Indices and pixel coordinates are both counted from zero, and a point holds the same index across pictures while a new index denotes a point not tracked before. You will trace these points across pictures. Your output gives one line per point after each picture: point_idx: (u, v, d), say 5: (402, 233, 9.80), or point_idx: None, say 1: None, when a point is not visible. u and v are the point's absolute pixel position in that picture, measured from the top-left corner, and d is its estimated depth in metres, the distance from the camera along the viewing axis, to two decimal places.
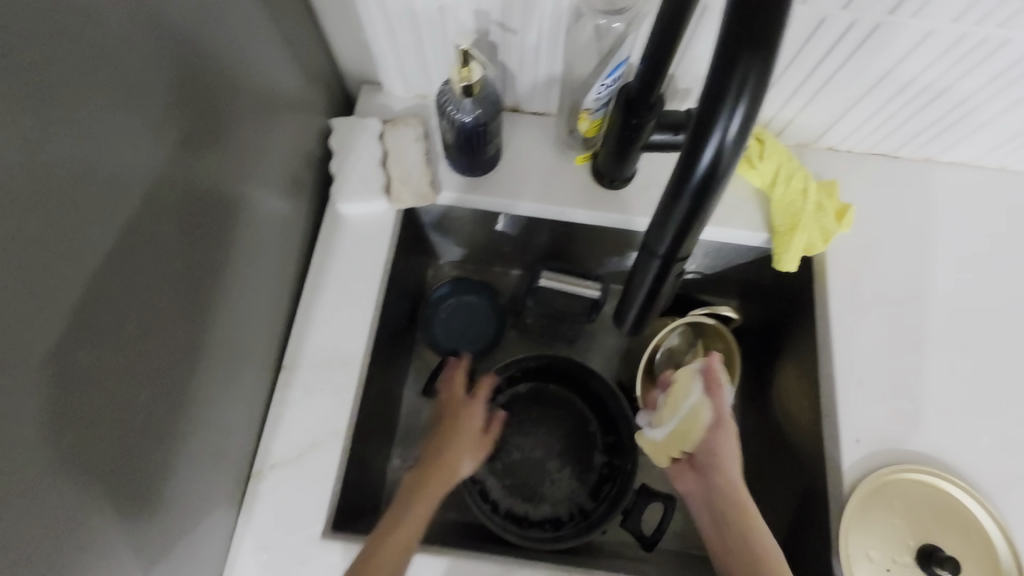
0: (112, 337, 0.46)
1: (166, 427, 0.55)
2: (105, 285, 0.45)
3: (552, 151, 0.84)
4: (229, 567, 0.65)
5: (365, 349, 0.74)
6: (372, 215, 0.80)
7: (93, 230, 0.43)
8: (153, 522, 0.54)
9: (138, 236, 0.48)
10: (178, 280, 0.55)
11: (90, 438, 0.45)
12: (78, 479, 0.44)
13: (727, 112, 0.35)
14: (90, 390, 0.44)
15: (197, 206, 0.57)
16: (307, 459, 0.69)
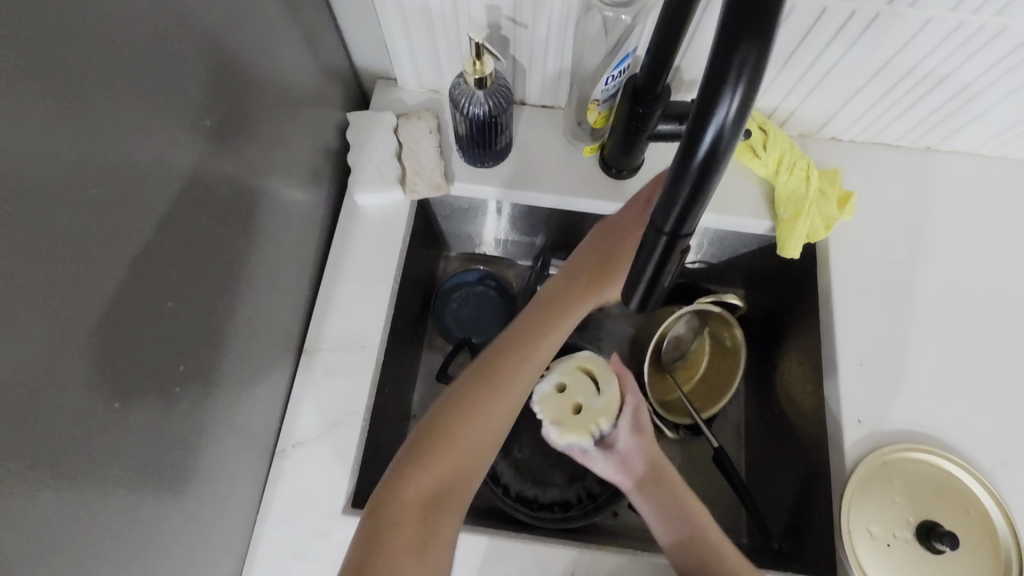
0: (145, 313, 0.49)
1: (194, 402, 0.58)
2: (140, 265, 0.48)
3: (561, 143, 0.86)
4: (255, 539, 0.68)
5: (381, 333, 0.77)
6: (387, 205, 0.83)
7: (130, 213, 0.46)
8: (183, 492, 0.57)
9: (170, 222, 0.52)
10: (207, 265, 0.58)
11: (127, 407, 0.48)
12: (115, 445, 0.47)
13: (728, 92, 0.36)
14: (127, 362, 0.48)
15: (222, 192, 0.60)
16: (327, 437, 0.72)
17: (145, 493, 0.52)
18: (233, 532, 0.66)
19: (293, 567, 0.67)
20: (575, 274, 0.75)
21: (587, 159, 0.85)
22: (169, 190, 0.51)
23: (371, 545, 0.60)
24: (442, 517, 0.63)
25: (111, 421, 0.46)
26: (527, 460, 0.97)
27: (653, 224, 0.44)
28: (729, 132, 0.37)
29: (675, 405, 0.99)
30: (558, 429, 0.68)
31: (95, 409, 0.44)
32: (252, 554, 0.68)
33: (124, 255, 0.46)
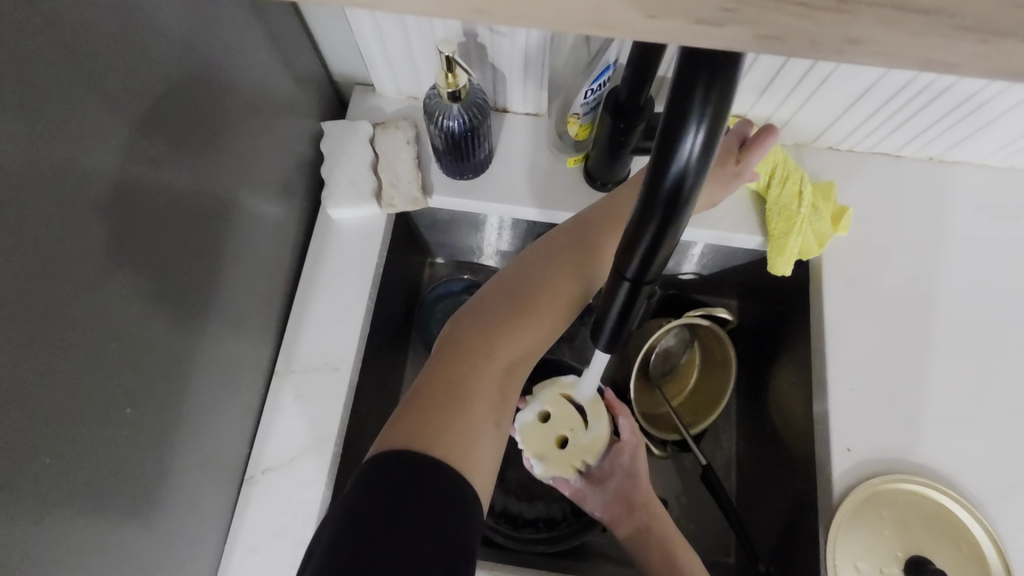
0: (107, 357, 0.47)
1: (160, 438, 0.56)
2: (99, 306, 0.46)
3: (544, 153, 0.83)
4: (224, 567, 0.67)
5: (355, 354, 0.75)
6: (363, 219, 0.80)
7: (86, 252, 0.44)
8: (149, 530, 0.56)
9: (134, 257, 0.49)
10: (171, 295, 0.55)
11: (85, 456, 0.46)
12: (74, 495, 0.45)
13: (691, 131, 0.32)
14: (85, 409, 0.45)
15: (188, 216, 0.57)
16: (298, 463, 0.70)
17: (109, 538, 0.50)
18: (201, 564, 0.64)
19: None
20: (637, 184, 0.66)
21: (571, 171, 0.82)
22: (131, 223, 0.48)
23: (452, 386, 0.52)
24: (511, 393, 0.57)
25: (69, 471, 0.44)
26: (513, 475, 0.95)
27: (615, 268, 0.41)
28: (693, 173, 0.33)
29: (663, 420, 0.96)
30: (542, 463, 0.70)
31: (49, 463, 0.42)
32: None
33: (79, 298, 0.44)
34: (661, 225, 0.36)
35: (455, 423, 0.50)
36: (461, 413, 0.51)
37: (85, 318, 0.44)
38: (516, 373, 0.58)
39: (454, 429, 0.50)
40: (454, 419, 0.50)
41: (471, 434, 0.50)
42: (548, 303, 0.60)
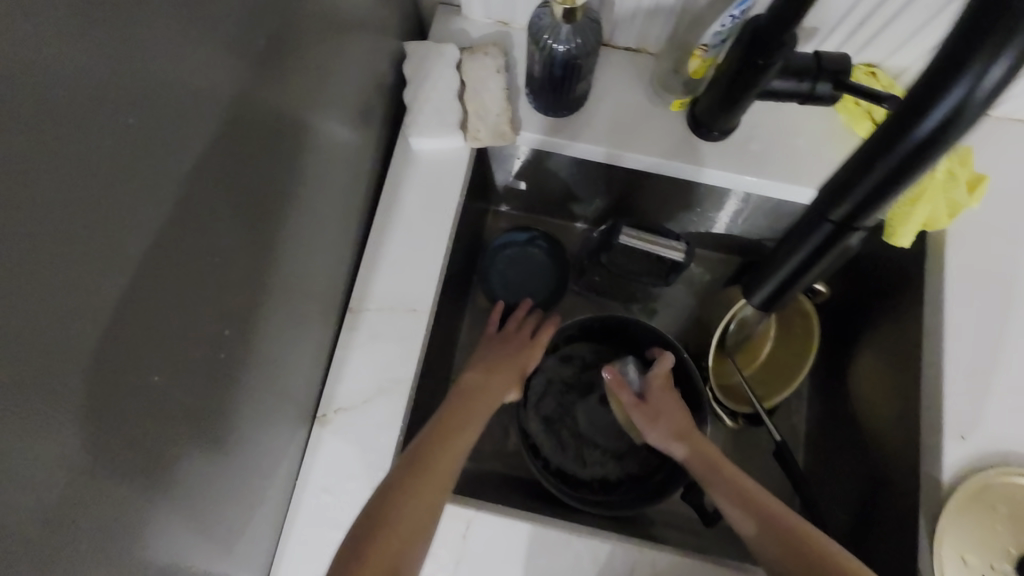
0: (199, 273, 0.42)
1: (242, 368, 0.52)
2: (196, 214, 0.40)
3: (645, 94, 0.75)
4: (294, 506, 0.64)
5: (433, 297, 0.70)
6: (446, 153, 0.74)
7: (189, 150, 0.38)
8: (228, 464, 0.52)
9: (229, 164, 0.44)
10: (258, 214, 0.50)
11: (175, 380, 0.42)
12: (167, 420, 0.41)
13: (996, 67, 0.33)
14: (179, 329, 0.41)
15: (278, 131, 0.51)
16: (373, 406, 0.66)
17: (194, 471, 0.47)
18: (273, 501, 0.61)
19: (332, 540, 0.63)
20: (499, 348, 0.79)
21: (673, 115, 0.75)
22: (228, 126, 0.43)
23: (357, 543, 0.55)
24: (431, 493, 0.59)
25: (166, 394, 0.40)
26: (572, 434, 0.91)
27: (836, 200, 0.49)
28: (955, 126, 0.37)
29: (734, 391, 0.92)
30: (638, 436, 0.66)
31: (148, 382, 0.38)
32: (291, 524, 0.64)
33: (182, 201, 0.38)
34: (887, 174, 0.43)
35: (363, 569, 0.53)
36: (376, 554, 0.54)
37: (183, 223, 0.39)
38: (424, 491, 0.59)
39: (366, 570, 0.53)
40: (366, 559, 0.54)
41: (384, 565, 0.54)
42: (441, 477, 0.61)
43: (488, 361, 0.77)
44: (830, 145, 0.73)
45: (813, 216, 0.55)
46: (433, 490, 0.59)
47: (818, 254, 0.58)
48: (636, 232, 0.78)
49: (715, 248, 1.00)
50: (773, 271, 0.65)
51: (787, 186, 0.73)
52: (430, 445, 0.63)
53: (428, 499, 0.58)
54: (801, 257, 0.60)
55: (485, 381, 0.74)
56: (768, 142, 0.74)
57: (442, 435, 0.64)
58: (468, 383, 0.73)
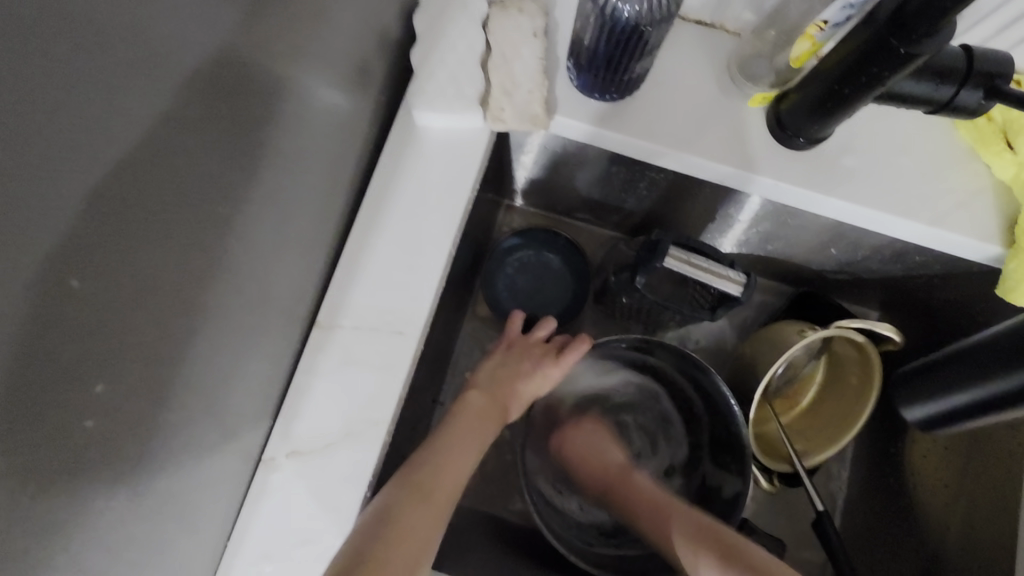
0: (73, 304, 0.27)
1: (129, 435, 0.34)
2: (70, 219, 0.25)
3: (716, 82, 0.60)
4: (222, 574, 0.49)
5: (426, 317, 0.55)
6: (459, 133, 0.58)
7: (41, 116, 0.23)
8: (137, 551, 0.38)
9: (149, 140, 0.29)
10: (204, 212, 0.35)
11: (25, 464, 0.26)
12: (19, 532, 0.27)
13: None
14: (38, 397, 0.26)
15: (236, 88, 0.35)
16: (336, 450, 0.52)
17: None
18: (198, 574, 0.47)
19: None
20: (509, 363, 0.67)
21: (750, 112, 0.59)
22: (141, 81, 0.27)
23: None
24: (413, 540, 0.48)
25: (13, 499, 0.26)
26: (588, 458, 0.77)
27: None
28: None
29: (768, 441, 0.80)
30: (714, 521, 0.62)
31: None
32: None
33: (34, 201, 0.23)
34: None
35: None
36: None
37: (39, 236, 0.24)
38: (423, 517, 0.49)
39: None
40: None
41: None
42: (430, 518, 0.50)
43: (496, 379, 0.65)
44: (944, 171, 0.58)
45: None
46: (434, 518, 0.50)
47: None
48: (685, 253, 0.64)
49: (761, 272, 0.85)
50: (942, 394, 0.58)
51: (883, 215, 0.58)
52: (423, 471, 0.53)
53: (428, 528, 0.49)
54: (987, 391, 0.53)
55: (490, 406, 0.63)
56: (866, 157, 0.59)
57: (437, 459, 0.54)
58: (470, 404, 0.62)
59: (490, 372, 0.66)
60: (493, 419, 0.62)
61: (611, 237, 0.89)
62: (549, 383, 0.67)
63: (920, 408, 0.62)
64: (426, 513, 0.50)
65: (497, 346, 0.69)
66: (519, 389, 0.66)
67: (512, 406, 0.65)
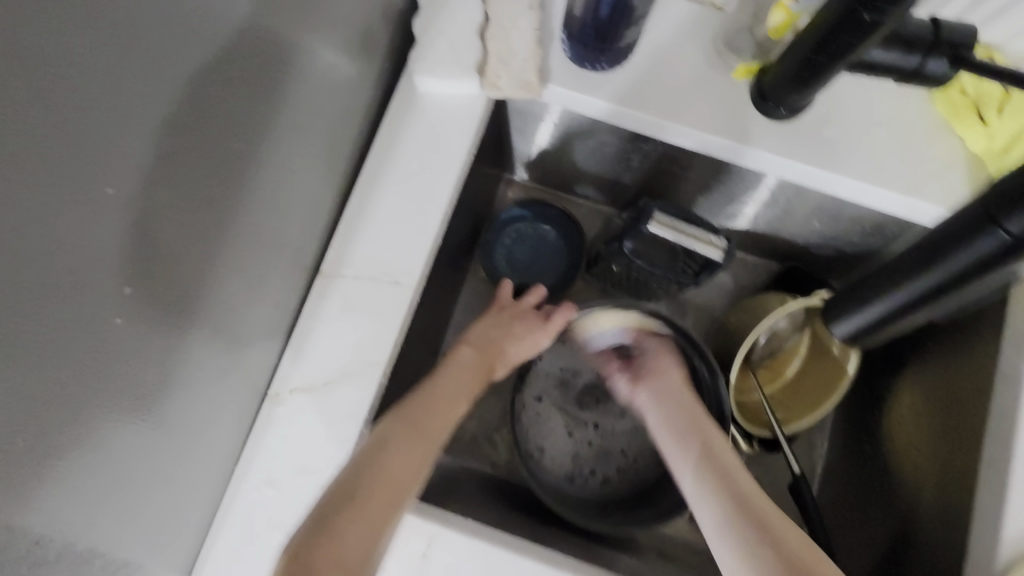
0: (111, 218, 0.31)
1: (151, 345, 0.38)
2: (102, 138, 0.29)
3: (702, 56, 0.63)
4: (230, 496, 0.54)
5: (422, 270, 0.59)
6: (457, 100, 0.62)
7: (84, 44, 0.27)
8: (153, 458, 0.42)
9: (174, 77, 0.33)
10: (219, 150, 0.39)
11: (66, 354, 0.31)
12: (54, 412, 0.31)
13: None
14: (75, 294, 0.30)
15: (251, 39, 0.39)
16: (336, 389, 0.56)
17: (101, 469, 0.36)
18: (204, 494, 0.51)
19: (269, 541, 0.53)
20: (499, 326, 0.68)
21: (734, 84, 0.62)
22: (168, 21, 0.31)
23: (338, 515, 0.46)
24: (390, 475, 0.49)
25: (52, 384, 0.30)
26: (581, 413, 0.79)
27: (915, 265, 0.50)
28: None
29: (751, 409, 0.82)
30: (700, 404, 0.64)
31: (11, 362, 0.27)
32: (223, 516, 0.54)
33: (74, 121, 0.27)
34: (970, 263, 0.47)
35: (331, 549, 0.44)
36: (347, 526, 0.45)
37: (78, 148, 0.28)
38: (410, 452, 0.51)
39: (328, 551, 0.43)
40: (333, 532, 0.44)
41: (362, 539, 0.45)
42: (416, 459, 0.51)
43: (485, 339, 0.66)
44: (920, 144, 0.61)
45: (976, 225, 0.45)
46: (424, 455, 0.51)
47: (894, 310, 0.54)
48: (669, 219, 0.68)
49: (751, 248, 0.88)
50: (858, 309, 0.56)
51: (859, 183, 0.60)
52: (418, 409, 0.54)
53: (416, 466, 0.50)
54: (927, 284, 0.50)
55: (478, 364, 0.64)
56: (844, 129, 0.61)
57: (428, 399, 0.56)
58: (461, 361, 0.63)
59: (479, 334, 0.67)
60: (481, 374, 0.63)
61: (606, 211, 0.92)
62: (537, 347, 0.69)
63: (856, 316, 0.56)
64: (412, 458, 0.51)
65: (490, 308, 0.71)
66: (507, 351, 0.67)
67: (499, 365, 0.66)
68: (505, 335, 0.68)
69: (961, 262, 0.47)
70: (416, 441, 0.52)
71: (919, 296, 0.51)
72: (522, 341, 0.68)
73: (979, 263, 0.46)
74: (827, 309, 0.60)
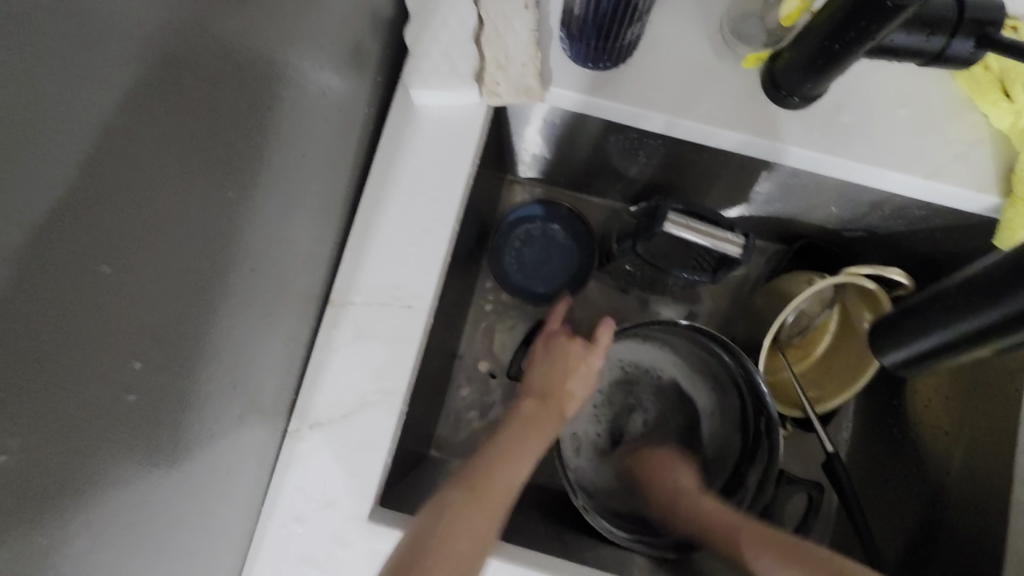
0: (109, 288, 0.30)
1: (163, 405, 0.37)
2: (92, 217, 0.28)
3: (709, 45, 0.60)
4: (259, 533, 0.54)
5: (433, 290, 0.57)
6: (456, 110, 0.60)
7: (55, 121, 0.25)
8: (176, 515, 0.41)
9: (161, 137, 0.31)
10: (216, 201, 0.38)
11: (73, 435, 0.30)
12: (70, 497, 0.30)
13: None
14: (74, 378, 0.29)
15: (234, 77, 0.37)
16: (355, 419, 0.55)
17: (125, 541, 0.36)
18: (233, 537, 0.50)
19: None
20: (555, 361, 0.67)
21: (743, 73, 0.59)
22: (145, 84, 0.29)
23: None
24: (460, 545, 0.48)
25: (66, 464, 0.30)
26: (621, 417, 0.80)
27: (986, 294, 0.44)
28: None
29: (783, 389, 0.79)
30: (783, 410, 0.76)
31: (23, 458, 0.27)
32: (253, 555, 0.53)
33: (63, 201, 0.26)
34: None
35: None
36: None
37: (69, 229, 0.27)
38: (480, 513, 0.51)
39: None
40: None
41: None
42: (481, 525, 0.50)
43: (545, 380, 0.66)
44: (942, 124, 0.59)
45: None
46: (490, 516, 0.51)
47: (954, 347, 0.47)
48: (683, 218, 0.65)
49: (765, 236, 0.85)
50: (913, 336, 0.50)
51: (880, 170, 0.58)
52: (486, 465, 0.55)
53: (485, 524, 0.50)
54: (958, 332, 0.47)
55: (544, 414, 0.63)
56: (861, 112, 0.59)
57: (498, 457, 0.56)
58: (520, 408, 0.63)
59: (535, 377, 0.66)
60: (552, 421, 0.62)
61: (612, 205, 0.89)
62: (591, 377, 0.67)
63: (900, 347, 0.52)
64: (481, 527, 0.50)
65: (537, 343, 0.70)
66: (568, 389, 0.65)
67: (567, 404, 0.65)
68: (566, 372, 0.66)
69: (982, 321, 0.45)
70: (480, 506, 0.51)
71: (947, 343, 0.48)
72: (580, 377, 0.66)
73: (1011, 319, 0.43)
74: (878, 331, 0.55)
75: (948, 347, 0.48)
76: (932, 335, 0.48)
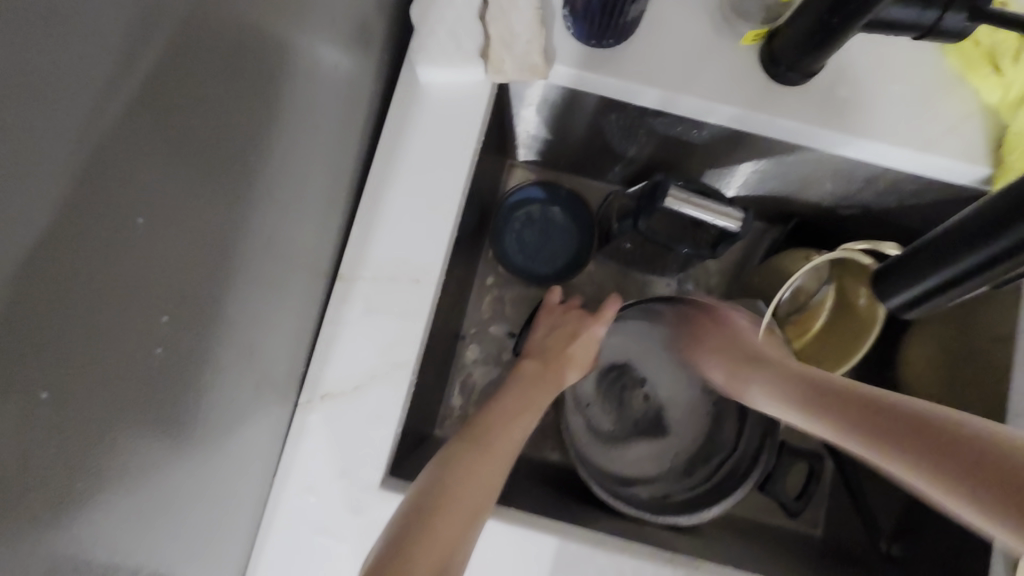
0: (142, 243, 0.30)
1: (188, 370, 0.38)
2: (134, 173, 0.29)
3: (708, 24, 0.61)
4: (273, 503, 0.54)
5: (442, 265, 0.58)
6: (461, 87, 0.61)
7: (111, 77, 0.26)
8: (198, 479, 0.42)
9: (188, 102, 0.32)
10: (235, 168, 0.38)
11: (107, 390, 0.30)
12: (106, 454, 0.31)
13: None
14: (111, 333, 0.30)
15: (251, 45, 0.37)
16: (366, 391, 0.56)
17: (151, 500, 0.37)
18: (248, 506, 0.51)
19: (318, 546, 0.54)
20: (555, 331, 0.68)
21: (741, 51, 0.61)
22: (177, 47, 0.30)
23: (413, 527, 0.46)
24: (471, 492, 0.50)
25: (101, 418, 0.30)
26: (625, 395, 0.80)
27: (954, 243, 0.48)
28: None
29: None
30: None
31: (65, 410, 0.27)
32: (267, 525, 0.54)
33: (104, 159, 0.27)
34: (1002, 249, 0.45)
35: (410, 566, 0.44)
36: (419, 551, 0.45)
37: (110, 187, 0.27)
38: (489, 463, 0.53)
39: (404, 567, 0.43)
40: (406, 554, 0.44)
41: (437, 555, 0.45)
42: (487, 473, 0.52)
43: (547, 352, 0.66)
44: (935, 99, 0.60)
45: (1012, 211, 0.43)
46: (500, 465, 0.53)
47: (942, 288, 0.51)
48: (684, 194, 0.66)
49: (761, 215, 0.87)
50: (909, 282, 0.53)
51: (874, 144, 0.60)
52: (485, 434, 0.56)
53: (485, 491, 0.51)
54: (949, 273, 0.49)
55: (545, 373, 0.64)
56: (857, 88, 0.60)
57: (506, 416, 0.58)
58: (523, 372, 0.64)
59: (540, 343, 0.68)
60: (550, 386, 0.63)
61: (611, 187, 0.90)
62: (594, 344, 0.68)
63: (899, 294, 0.55)
64: (490, 477, 0.52)
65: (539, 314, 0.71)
66: (572, 356, 0.66)
67: (570, 368, 0.66)
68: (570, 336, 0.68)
69: (954, 269, 0.49)
70: (488, 460, 0.53)
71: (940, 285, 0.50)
72: (585, 342, 0.67)
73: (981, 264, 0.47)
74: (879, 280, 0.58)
75: (937, 289, 0.51)
76: (922, 279, 0.52)
